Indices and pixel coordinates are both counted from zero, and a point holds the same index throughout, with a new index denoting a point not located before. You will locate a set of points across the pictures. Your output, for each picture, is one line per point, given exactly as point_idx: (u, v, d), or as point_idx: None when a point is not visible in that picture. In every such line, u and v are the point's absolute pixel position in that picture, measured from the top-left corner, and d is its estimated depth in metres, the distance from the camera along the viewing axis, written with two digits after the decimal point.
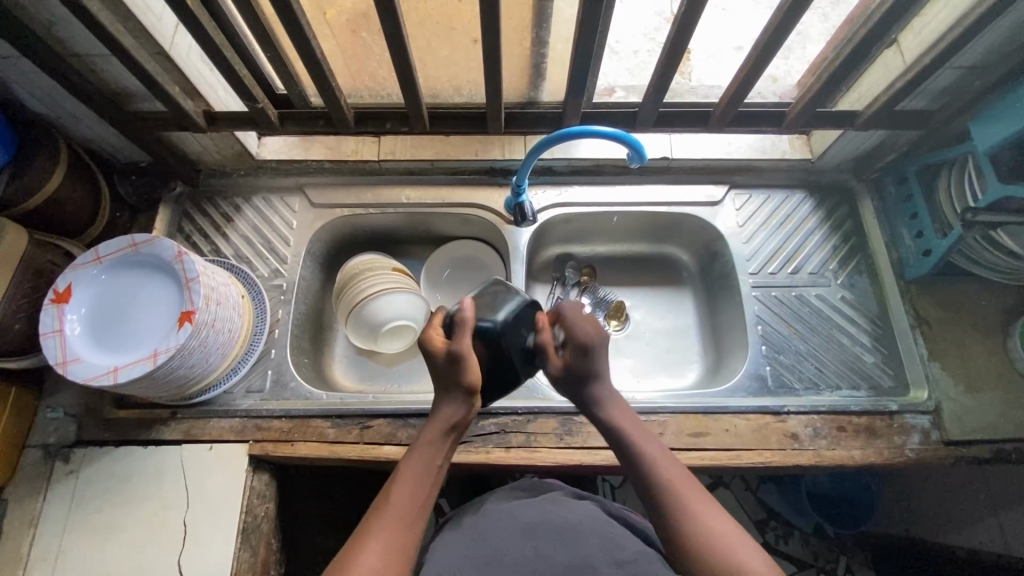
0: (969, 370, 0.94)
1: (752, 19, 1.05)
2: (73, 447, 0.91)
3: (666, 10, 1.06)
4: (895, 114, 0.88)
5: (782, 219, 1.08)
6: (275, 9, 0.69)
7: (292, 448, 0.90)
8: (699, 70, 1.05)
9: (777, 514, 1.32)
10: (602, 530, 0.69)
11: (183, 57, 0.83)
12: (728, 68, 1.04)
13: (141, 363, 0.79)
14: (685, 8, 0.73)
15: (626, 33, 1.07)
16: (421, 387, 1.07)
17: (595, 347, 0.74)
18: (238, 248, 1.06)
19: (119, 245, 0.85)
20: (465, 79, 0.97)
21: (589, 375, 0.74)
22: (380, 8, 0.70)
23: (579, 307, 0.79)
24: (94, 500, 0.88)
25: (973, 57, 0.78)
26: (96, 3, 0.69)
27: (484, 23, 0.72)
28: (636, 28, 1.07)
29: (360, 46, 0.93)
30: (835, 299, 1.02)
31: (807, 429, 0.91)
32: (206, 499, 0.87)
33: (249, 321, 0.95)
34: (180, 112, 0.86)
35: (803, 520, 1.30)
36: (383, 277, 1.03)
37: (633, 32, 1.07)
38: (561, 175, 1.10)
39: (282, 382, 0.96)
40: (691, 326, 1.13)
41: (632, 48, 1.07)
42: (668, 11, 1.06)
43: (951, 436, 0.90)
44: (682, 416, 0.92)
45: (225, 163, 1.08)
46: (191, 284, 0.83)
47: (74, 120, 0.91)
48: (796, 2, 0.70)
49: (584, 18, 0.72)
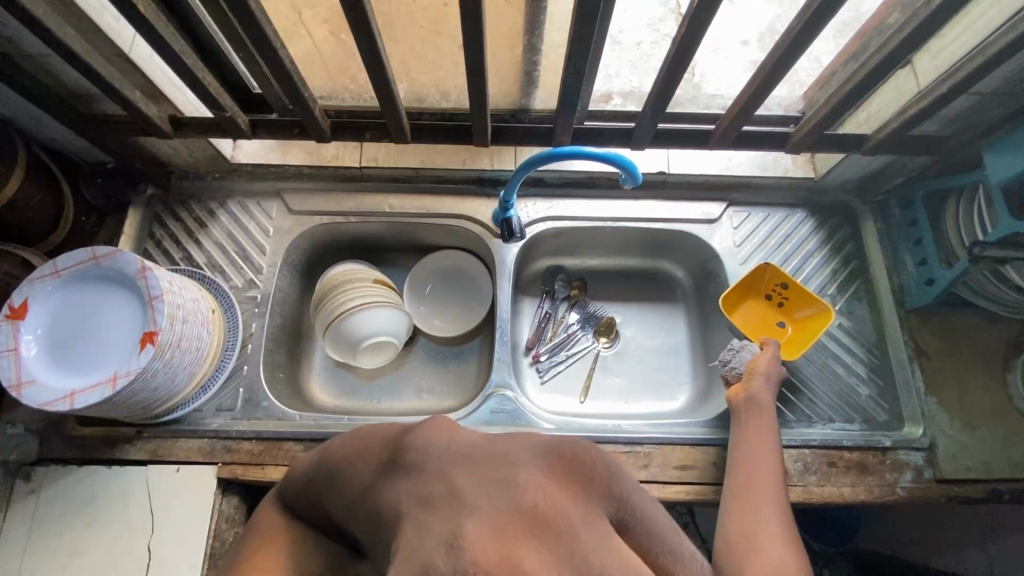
0: (968, 407, 0.91)
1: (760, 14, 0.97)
2: (36, 464, 0.88)
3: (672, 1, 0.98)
4: (906, 139, 0.83)
5: (780, 239, 1.03)
6: (240, 18, 0.64)
7: (263, 472, 0.87)
8: (704, 63, 0.99)
9: None
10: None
11: (145, 60, 0.77)
12: (734, 67, 0.98)
13: (101, 387, 0.75)
14: (687, 28, 0.67)
15: (630, 23, 0.99)
16: (401, 404, 1.03)
17: (770, 378, 0.86)
18: (211, 256, 1.01)
19: (80, 258, 0.80)
20: (453, 84, 0.91)
21: (764, 407, 0.84)
22: (354, 21, 0.64)
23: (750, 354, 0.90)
24: (56, 521, 0.84)
25: (990, 85, 0.73)
26: (42, 5, 0.63)
27: (468, 38, 0.67)
28: (639, 19, 0.99)
29: (339, 47, 0.87)
30: (832, 326, 0.99)
31: (797, 464, 0.89)
32: (172, 524, 0.84)
33: (220, 337, 0.91)
34: (144, 119, 0.80)
35: None
36: (364, 290, 0.99)
37: (636, 22, 0.99)
38: (553, 187, 1.05)
39: (254, 401, 0.93)
40: (684, 345, 1.09)
41: (634, 40, 1.00)
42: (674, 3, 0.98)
43: (944, 474, 0.88)
44: (669, 447, 0.89)
45: (199, 165, 1.02)
46: (155, 301, 0.78)
47: (33, 122, 0.85)
48: (808, 24, 0.65)
49: (577, 35, 0.67)
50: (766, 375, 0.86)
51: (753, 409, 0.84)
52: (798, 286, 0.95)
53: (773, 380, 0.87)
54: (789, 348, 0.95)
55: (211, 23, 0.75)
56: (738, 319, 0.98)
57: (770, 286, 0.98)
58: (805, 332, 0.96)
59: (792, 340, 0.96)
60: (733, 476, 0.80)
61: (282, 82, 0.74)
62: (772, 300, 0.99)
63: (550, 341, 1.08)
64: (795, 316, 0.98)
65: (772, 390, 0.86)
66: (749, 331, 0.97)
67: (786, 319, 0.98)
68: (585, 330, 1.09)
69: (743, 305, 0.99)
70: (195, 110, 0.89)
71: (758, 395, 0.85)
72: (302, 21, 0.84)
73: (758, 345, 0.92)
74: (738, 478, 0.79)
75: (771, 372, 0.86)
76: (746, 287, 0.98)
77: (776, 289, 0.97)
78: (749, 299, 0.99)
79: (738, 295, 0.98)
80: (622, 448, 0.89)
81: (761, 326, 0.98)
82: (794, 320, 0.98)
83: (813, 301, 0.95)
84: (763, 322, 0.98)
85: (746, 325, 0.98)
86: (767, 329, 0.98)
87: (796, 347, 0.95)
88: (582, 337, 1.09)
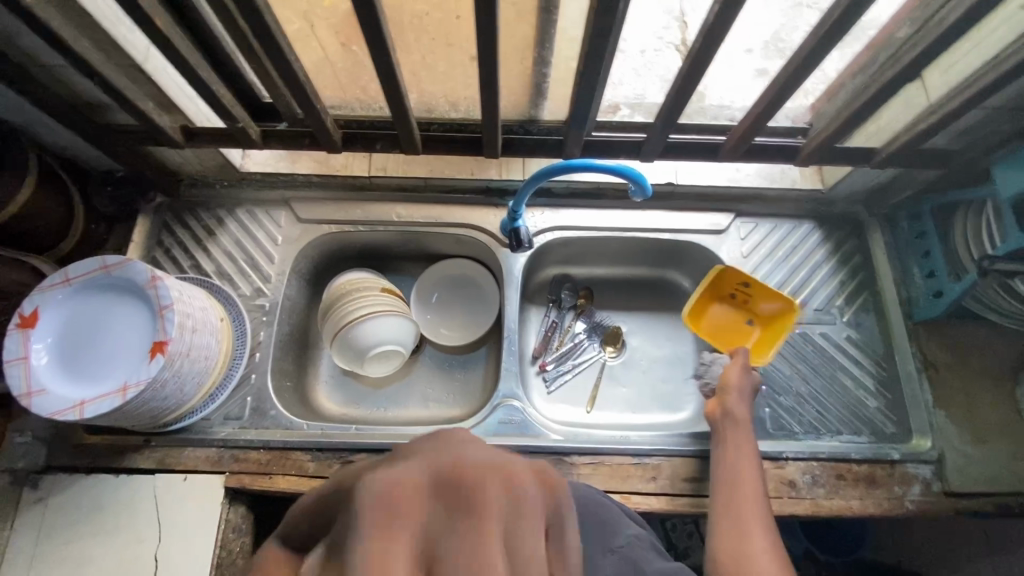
0: (976, 420, 0.91)
1: None
2: (43, 472, 0.88)
3: None
4: (915, 153, 0.83)
5: (788, 250, 1.03)
6: (255, 31, 0.64)
7: (269, 480, 0.87)
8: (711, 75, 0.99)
9: None
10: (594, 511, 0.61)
11: (158, 71, 0.77)
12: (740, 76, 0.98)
13: (110, 397, 0.74)
14: (700, 44, 0.68)
15: None
16: (407, 413, 1.03)
17: (742, 389, 0.87)
18: (219, 264, 1.01)
19: (89, 267, 0.80)
20: (462, 95, 0.91)
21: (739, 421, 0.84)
22: (369, 34, 0.65)
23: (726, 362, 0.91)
24: (62, 530, 0.84)
25: (1000, 100, 0.73)
26: (57, 16, 0.64)
27: (481, 52, 0.67)
28: None
29: (351, 61, 0.85)
30: (840, 339, 0.99)
31: (805, 476, 0.88)
32: (179, 533, 0.84)
33: (229, 347, 0.91)
34: (156, 128, 0.81)
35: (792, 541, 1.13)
36: (372, 299, 0.99)
37: None
38: (560, 197, 1.05)
39: (261, 410, 0.93)
40: (691, 356, 1.09)
41: None
42: None
43: (953, 488, 0.87)
44: (677, 459, 0.89)
45: (208, 174, 1.03)
46: (165, 311, 0.78)
47: (45, 129, 0.86)
48: (821, 40, 0.65)
49: (590, 49, 0.67)
50: (741, 385, 0.87)
51: (729, 423, 0.84)
52: (758, 285, 0.95)
53: (748, 389, 0.88)
54: (759, 347, 0.97)
55: (225, 35, 0.75)
56: (705, 330, 1.01)
57: (731, 288, 0.99)
58: (773, 328, 0.97)
59: (762, 339, 0.98)
60: (718, 488, 0.80)
61: (294, 93, 0.75)
62: (738, 299, 1.01)
63: (557, 350, 1.08)
64: (762, 313, 0.99)
65: (747, 398, 0.87)
66: (718, 340, 1.00)
67: (754, 317, 1.00)
68: (591, 340, 1.09)
69: (706, 313, 1.01)
70: (206, 120, 0.90)
71: (735, 407, 0.85)
72: (313, 33, 0.81)
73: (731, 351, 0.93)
74: (721, 490, 0.80)
75: (744, 381, 0.87)
76: (704, 296, 1.00)
77: (737, 291, 0.99)
78: (717, 301, 1.01)
79: (697, 308, 1.00)
80: (630, 460, 0.89)
81: (728, 330, 1.00)
82: (761, 317, 0.99)
83: (775, 300, 0.96)
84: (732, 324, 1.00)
85: (714, 334, 1.00)
86: (737, 331, 1.00)
87: (766, 345, 0.97)
88: (589, 347, 1.09)
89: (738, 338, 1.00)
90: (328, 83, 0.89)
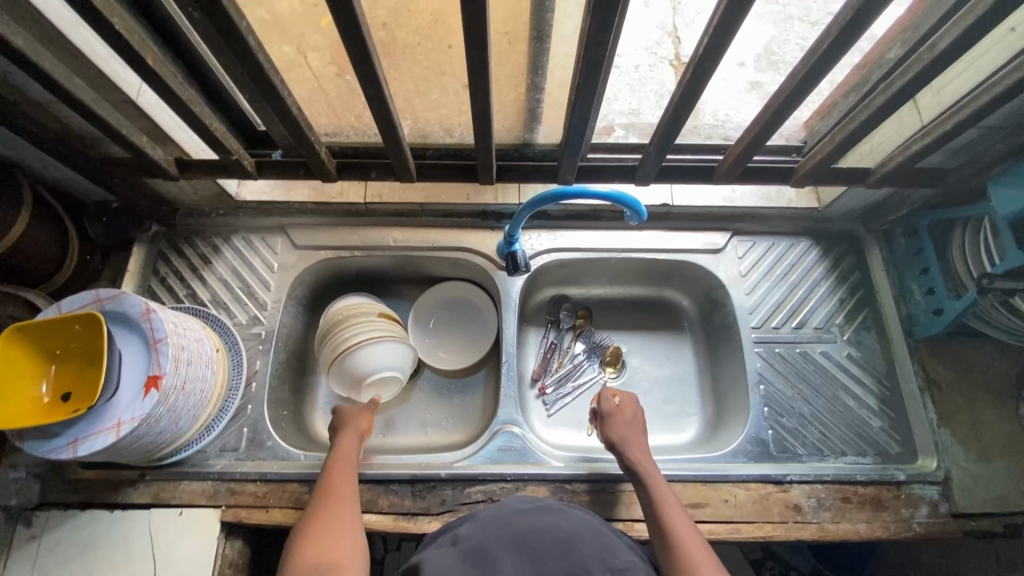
0: (982, 439, 0.90)
1: (756, 34, 1.00)
2: (37, 508, 0.86)
3: (669, 24, 1.03)
4: (912, 172, 0.83)
5: (785, 269, 1.03)
6: (247, 71, 0.64)
7: (267, 514, 0.86)
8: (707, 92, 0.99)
9: (776, 553, 1.13)
10: (594, 538, 0.62)
11: (152, 106, 0.78)
12: (732, 88, 0.99)
13: (104, 434, 0.73)
14: (692, 74, 0.68)
15: (629, 46, 1.03)
16: (405, 440, 1.02)
17: (626, 443, 0.83)
18: (215, 292, 1.01)
19: (84, 300, 0.79)
20: (457, 120, 0.91)
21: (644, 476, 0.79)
22: (360, 70, 0.65)
23: (614, 408, 0.87)
24: (54, 570, 0.82)
25: (995, 119, 0.73)
26: (49, 58, 0.64)
27: (474, 85, 0.68)
28: (638, 42, 1.03)
29: (345, 89, 0.89)
30: (841, 357, 0.98)
31: (810, 500, 0.87)
32: (174, 569, 0.82)
33: (224, 377, 0.89)
34: (150, 162, 0.81)
35: (799, 557, 1.12)
36: (368, 325, 0.97)
37: (635, 46, 1.03)
38: (556, 219, 1.04)
39: (258, 441, 0.92)
40: (691, 375, 1.08)
41: (633, 62, 1.02)
42: (671, 25, 1.03)
43: (960, 509, 0.86)
44: (681, 484, 0.87)
45: (203, 203, 1.03)
46: (159, 345, 0.76)
47: (37, 161, 0.86)
48: (815, 67, 0.65)
49: (584, 78, 0.67)
50: (619, 423, 0.85)
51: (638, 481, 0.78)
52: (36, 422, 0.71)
53: (633, 427, 0.85)
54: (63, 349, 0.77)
55: (218, 68, 0.76)
56: (85, 377, 0.76)
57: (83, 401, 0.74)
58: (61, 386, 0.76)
59: (23, 384, 0.73)
60: (656, 543, 0.72)
61: (287, 127, 0.75)
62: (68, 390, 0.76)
63: (556, 371, 1.07)
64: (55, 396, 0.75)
65: (636, 433, 0.85)
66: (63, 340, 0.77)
67: (59, 403, 0.75)
68: (591, 360, 1.09)
69: (88, 378, 0.76)
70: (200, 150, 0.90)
71: (626, 444, 0.83)
72: (307, 63, 0.87)
73: (80, 392, 0.75)
74: (656, 538, 0.72)
75: (619, 418, 0.86)
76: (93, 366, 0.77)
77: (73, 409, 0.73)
78: (81, 389, 0.76)
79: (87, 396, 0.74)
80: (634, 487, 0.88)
81: (75, 386, 0.76)
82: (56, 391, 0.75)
83: (23, 411, 0.72)
84: (76, 384, 0.76)
85: (85, 355, 0.78)
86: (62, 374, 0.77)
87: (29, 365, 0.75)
88: (588, 367, 1.08)
89: (63, 345, 0.77)
90: (323, 110, 0.90)
